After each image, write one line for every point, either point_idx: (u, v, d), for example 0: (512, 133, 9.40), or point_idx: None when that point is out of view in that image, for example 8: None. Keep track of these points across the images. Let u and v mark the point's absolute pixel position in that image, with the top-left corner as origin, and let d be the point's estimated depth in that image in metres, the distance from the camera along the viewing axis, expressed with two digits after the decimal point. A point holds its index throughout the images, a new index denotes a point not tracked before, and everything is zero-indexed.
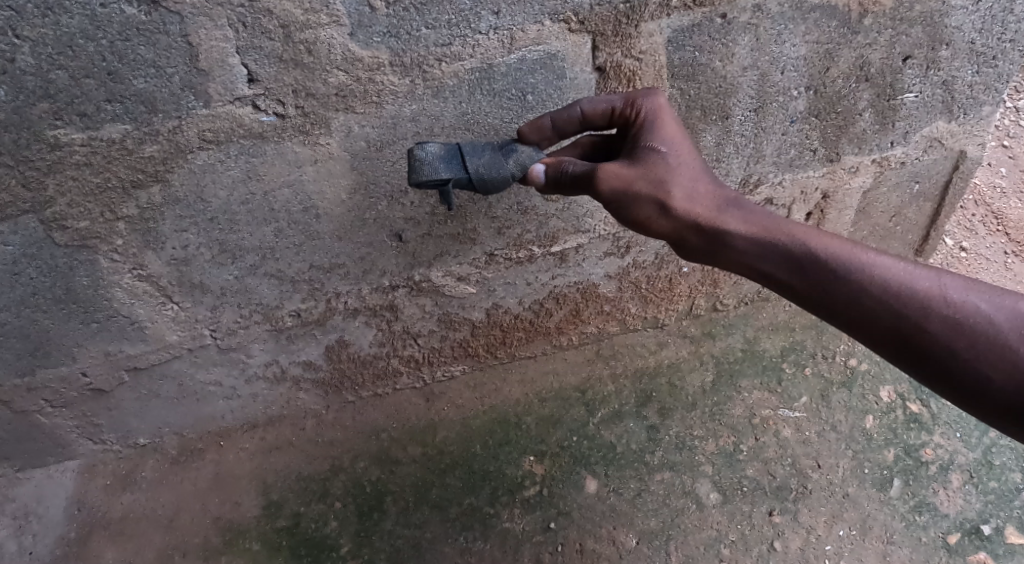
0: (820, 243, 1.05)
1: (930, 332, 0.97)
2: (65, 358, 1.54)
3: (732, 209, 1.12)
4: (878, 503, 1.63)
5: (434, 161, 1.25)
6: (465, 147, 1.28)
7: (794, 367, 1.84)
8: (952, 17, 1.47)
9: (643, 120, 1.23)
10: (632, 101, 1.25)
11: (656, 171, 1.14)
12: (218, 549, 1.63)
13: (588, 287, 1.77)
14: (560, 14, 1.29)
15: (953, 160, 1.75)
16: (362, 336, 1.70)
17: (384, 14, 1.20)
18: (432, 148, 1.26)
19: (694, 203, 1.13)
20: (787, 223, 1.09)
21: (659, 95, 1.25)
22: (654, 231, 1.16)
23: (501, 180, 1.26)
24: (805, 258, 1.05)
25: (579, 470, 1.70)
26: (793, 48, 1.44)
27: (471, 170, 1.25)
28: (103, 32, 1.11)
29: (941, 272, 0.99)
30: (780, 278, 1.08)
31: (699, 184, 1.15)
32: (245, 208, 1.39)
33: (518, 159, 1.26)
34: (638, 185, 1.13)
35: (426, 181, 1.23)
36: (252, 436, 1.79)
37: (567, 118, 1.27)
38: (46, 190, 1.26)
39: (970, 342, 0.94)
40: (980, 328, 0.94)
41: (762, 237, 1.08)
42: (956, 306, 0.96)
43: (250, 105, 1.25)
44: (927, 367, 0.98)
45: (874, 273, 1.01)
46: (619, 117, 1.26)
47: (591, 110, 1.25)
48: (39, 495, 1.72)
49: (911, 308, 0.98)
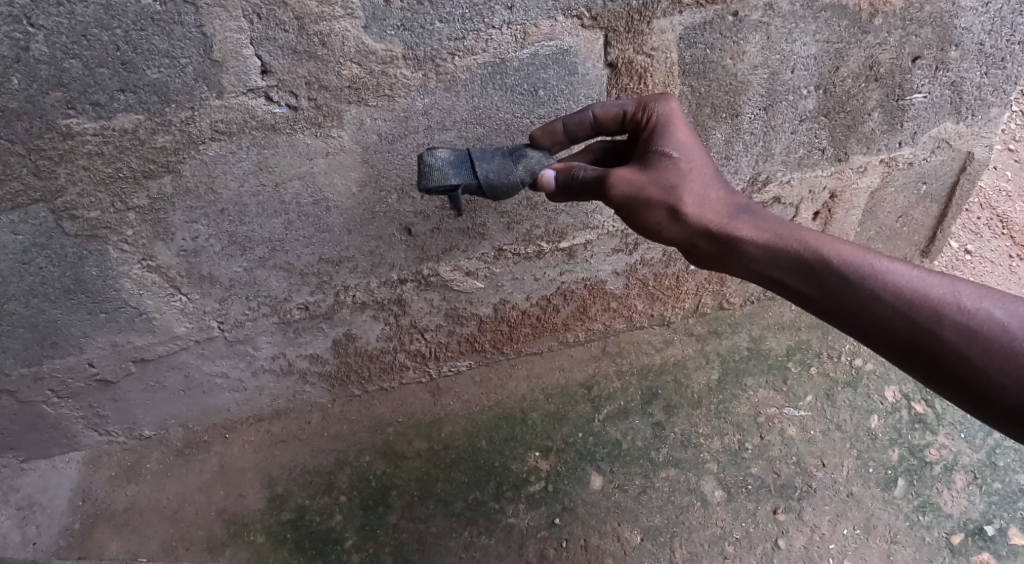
0: (832, 250, 1.05)
1: (943, 338, 0.96)
2: (73, 348, 1.54)
3: (742, 216, 1.12)
4: (882, 502, 1.64)
5: (444, 166, 1.27)
6: (475, 153, 1.29)
7: (800, 366, 1.85)
8: (962, 18, 1.47)
9: (654, 125, 1.23)
10: (644, 105, 1.25)
11: (667, 177, 1.14)
12: (222, 541, 1.63)
13: (596, 284, 1.78)
14: (573, 10, 1.30)
15: (960, 162, 1.75)
16: (369, 330, 1.70)
17: (398, 7, 1.21)
18: (442, 154, 1.29)
19: (705, 209, 1.13)
20: (799, 229, 1.09)
21: (671, 100, 1.25)
22: (665, 237, 1.17)
23: (509, 185, 1.27)
24: (817, 265, 1.05)
25: (585, 466, 1.70)
26: (803, 47, 1.45)
27: (480, 175, 1.27)
28: (118, 22, 1.11)
29: (955, 279, 0.99)
30: (792, 285, 1.08)
31: (710, 190, 1.15)
32: (256, 200, 1.39)
33: (527, 165, 1.28)
34: (649, 191, 1.14)
35: (436, 187, 1.24)
36: (258, 429, 1.80)
37: (578, 122, 1.28)
38: (57, 179, 1.26)
39: (983, 349, 0.94)
40: (994, 335, 0.94)
41: (773, 244, 1.09)
42: (969, 312, 0.96)
43: (263, 97, 1.26)
44: (939, 375, 0.98)
45: (886, 280, 1.01)
46: (632, 121, 1.26)
47: (603, 114, 1.27)
48: (44, 485, 1.72)
49: (924, 315, 0.98)
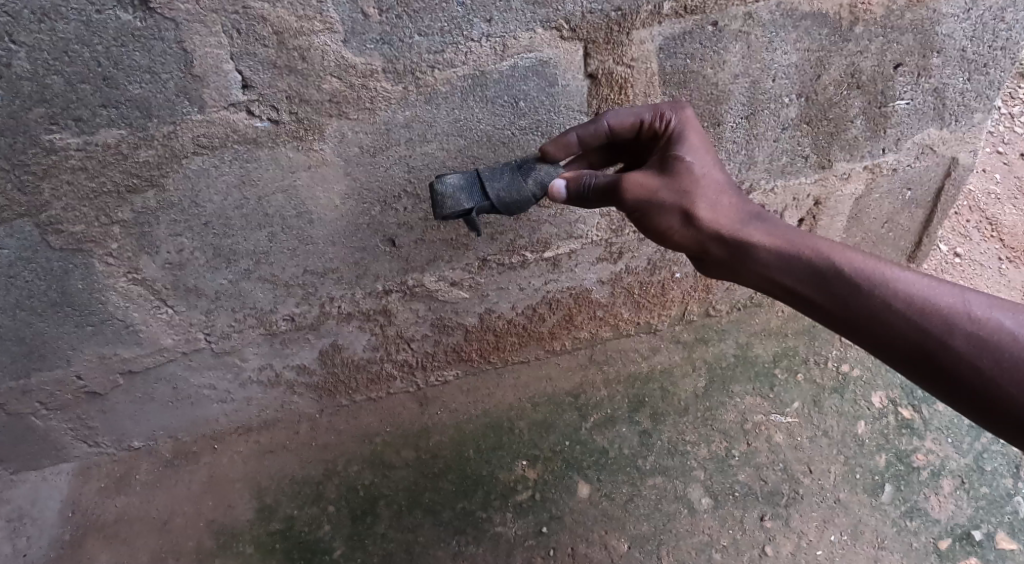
0: (843, 258, 1.04)
1: (952, 347, 0.96)
2: (61, 361, 1.54)
3: (755, 223, 1.12)
4: (869, 508, 1.64)
5: (456, 193, 1.28)
6: (484, 173, 1.31)
7: (786, 373, 1.85)
8: (943, 25, 1.48)
9: (670, 133, 1.24)
10: (661, 114, 1.26)
11: (680, 181, 1.15)
12: (211, 552, 1.63)
13: (582, 292, 1.78)
14: (552, 22, 1.30)
15: (945, 167, 1.76)
16: (356, 340, 1.71)
17: (377, 21, 1.21)
18: (452, 178, 1.30)
19: (717, 214, 1.13)
20: (811, 236, 1.09)
21: (687, 109, 1.27)
22: (675, 242, 1.17)
23: (521, 201, 1.30)
24: (828, 272, 1.04)
25: (572, 474, 1.71)
26: (784, 56, 1.45)
27: (492, 196, 1.29)
28: (99, 39, 1.12)
29: (966, 289, 0.99)
30: (802, 292, 1.07)
31: (723, 196, 1.15)
32: (239, 213, 1.40)
33: (536, 178, 1.30)
34: (661, 194, 1.15)
35: (451, 215, 1.27)
36: (247, 440, 1.80)
37: (593, 133, 1.29)
38: (41, 194, 1.26)
39: (994, 358, 0.93)
40: (1004, 344, 0.93)
41: (785, 250, 1.08)
42: (980, 321, 0.95)
43: (245, 111, 1.26)
44: (948, 384, 0.97)
45: (898, 288, 1.00)
46: (648, 130, 1.27)
47: (619, 123, 1.28)
48: (34, 497, 1.72)
49: (934, 323, 0.97)
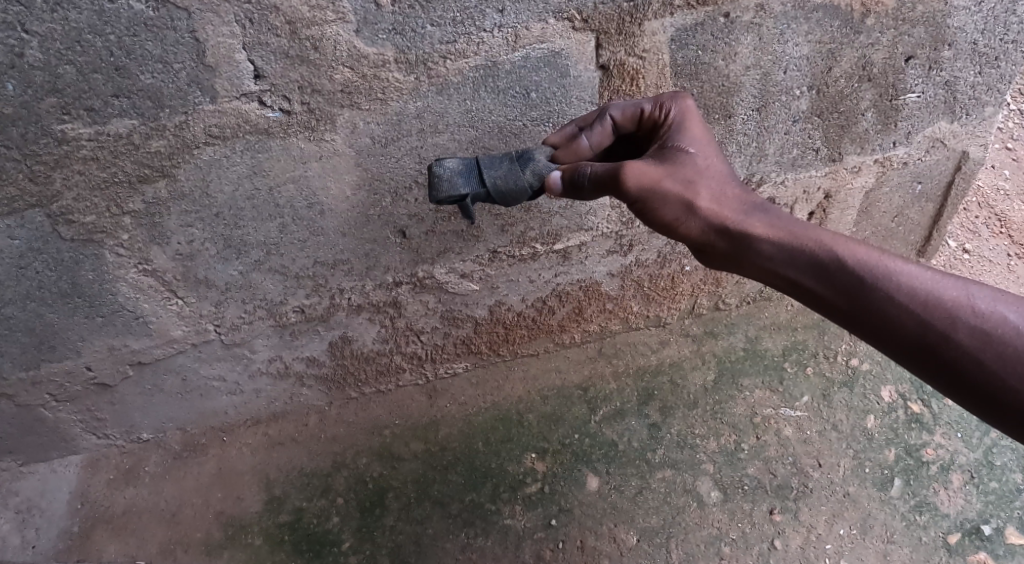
0: (847, 250, 1.03)
1: (954, 340, 0.96)
2: (70, 352, 1.54)
3: (757, 214, 1.11)
4: (878, 502, 1.64)
5: (452, 176, 1.28)
6: (483, 160, 1.30)
7: (796, 367, 1.85)
8: (954, 17, 1.47)
9: (670, 124, 1.24)
10: (660, 105, 1.26)
11: (683, 171, 1.14)
12: (220, 544, 1.64)
13: (590, 286, 1.78)
14: (564, 13, 1.30)
15: (955, 161, 1.75)
16: (365, 332, 1.71)
17: (389, 11, 1.21)
18: (450, 164, 1.31)
19: (719, 206, 1.12)
20: (813, 228, 1.07)
21: (686, 99, 1.27)
22: (678, 235, 1.15)
23: (517, 190, 1.28)
24: (831, 265, 1.03)
25: (581, 468, 1.71)
26: (795, 48, 1.45)
27: (487, 182, 1.28)
28: (111, 28, 1.12)
29: (969, 281, 0.98)
30: (806, 284, 1.06)
31: (724, 187, 1.14)
32: (250, 204, 1.40)
33: (533, 169, 1.28)
34: (665, 184, 1.12)
35: (445, 199, 1.27)
36: (255, 432, 1.80)
37: (601, 133, 1.28)
38: (53, 184, 1.26)
39: (996, 353, 0.94)
40: (1009, 339, 0.93)
41: (788, 242, 1.06)
42: (984, 315, 0.95)
43: (256, 102, 1.26)
44: (950, 379, 0.97)
45: (902, 282, 0.99)
46: (648, 121, 1.27)
47: (621, 116, 1.27)
48: (43, 488, 1.73)
49: (938, 316, 0.97)
